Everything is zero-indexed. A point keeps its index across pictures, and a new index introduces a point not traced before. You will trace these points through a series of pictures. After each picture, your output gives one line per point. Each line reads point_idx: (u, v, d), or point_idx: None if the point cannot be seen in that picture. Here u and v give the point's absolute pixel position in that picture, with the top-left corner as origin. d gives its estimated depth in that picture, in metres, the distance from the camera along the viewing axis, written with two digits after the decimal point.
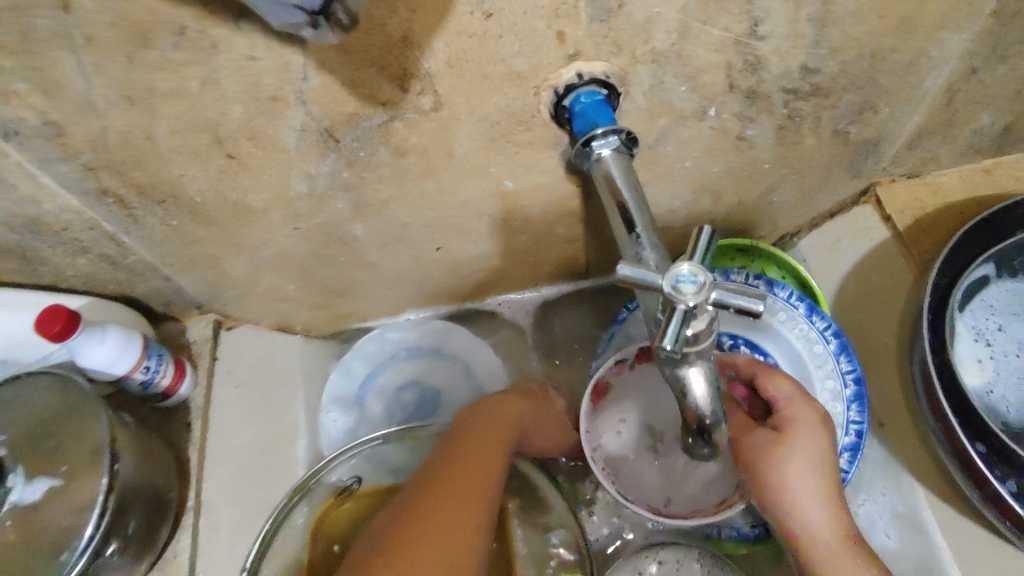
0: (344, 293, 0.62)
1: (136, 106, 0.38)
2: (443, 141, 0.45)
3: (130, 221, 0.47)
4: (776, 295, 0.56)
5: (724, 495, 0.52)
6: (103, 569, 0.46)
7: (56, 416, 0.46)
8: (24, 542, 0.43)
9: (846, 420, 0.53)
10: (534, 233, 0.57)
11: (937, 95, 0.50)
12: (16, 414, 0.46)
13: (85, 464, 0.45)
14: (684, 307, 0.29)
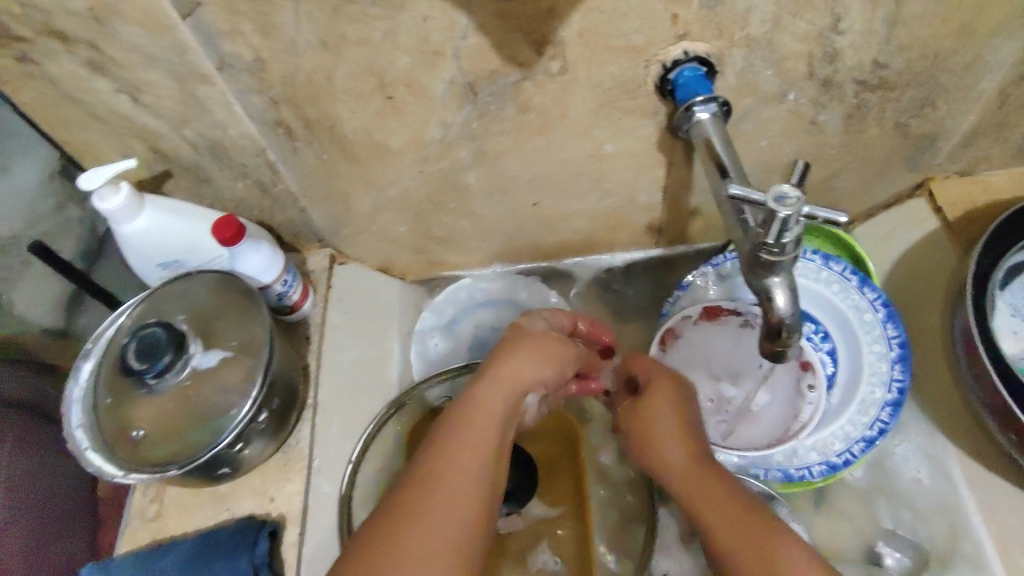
0: (444, 241, 0.70)
1: (327, 51, 0.48)
2: (561, 103, 0.54)
3: (290, 152, 0.56)
4: (831, 269, 0.63)
5: (774, 434, 0.60)
6: (250, 440, 0.54)
7: (225, 309, 0.55)
8: (196, 405, 0.52)
9: (890, 380, 0.59)
10: (619, 197, 0.64)
11: (992, 97, 0.57)
12: (191, 302, 0.55)
13: (248, 352, 0.54)
14: (785, 216, 0.35)
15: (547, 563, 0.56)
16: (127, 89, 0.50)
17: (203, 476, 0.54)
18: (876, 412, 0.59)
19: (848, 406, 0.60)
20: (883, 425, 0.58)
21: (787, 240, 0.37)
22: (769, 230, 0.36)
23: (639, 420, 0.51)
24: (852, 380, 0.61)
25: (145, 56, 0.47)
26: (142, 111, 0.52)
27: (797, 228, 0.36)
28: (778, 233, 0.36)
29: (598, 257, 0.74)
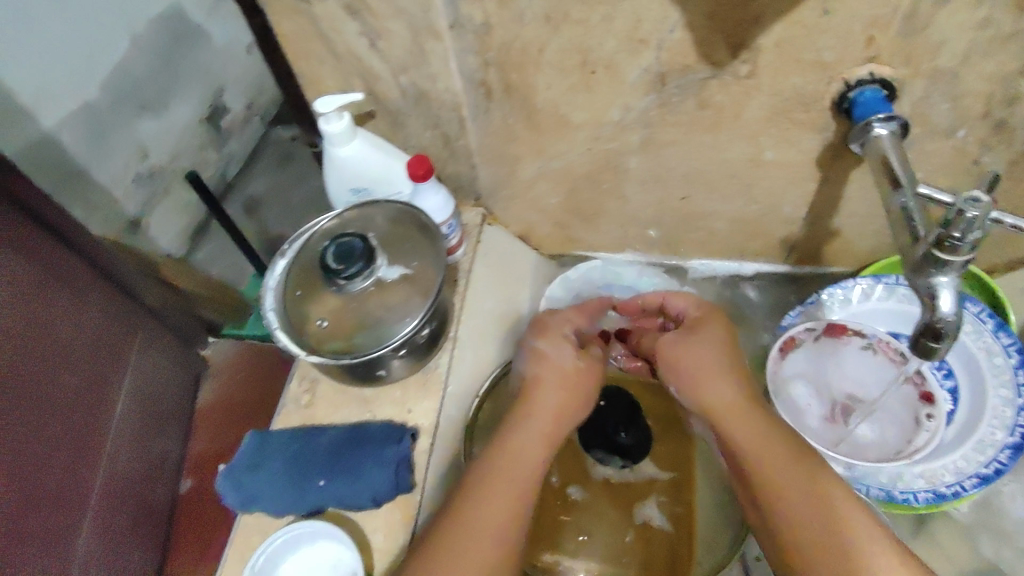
0: (588, 219, 0.75)
1: (548, 25, 0.54)
2: (738, 105, 0.58)
3: (482, 111, 0.63)
4: (967, 309, 0.65)
5: (891, 451, 0.61)
6: (410, 352, 0.61)
7: (409, 234, 0.63)
8: (374, 310, 0.59)
9: (1016, 424, 0.60)
10: (764, 205, 0.68)
11: None
12: (380, 224, 0.63)
13: (423, 276, 0.61)
14: (971, 217, 0.39)
15: (651, 519, 0.61)
16: (368, 33, 0.57)
17: (362, 373, 0.60)
18: (994, 453, 0.60)
19: (964, 442, 0.61)
20: (1000, 467, 0.59)
21: (968, 242, 0.40)
22: (955, 227, 0.40)
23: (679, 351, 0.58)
24: (972, 419, 0.62)
25: (395, 7, 0.54)
26: (373, 55, 0.59)
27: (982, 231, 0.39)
28: (964, 235, 0.39)
29: (727, 263, 0.78)
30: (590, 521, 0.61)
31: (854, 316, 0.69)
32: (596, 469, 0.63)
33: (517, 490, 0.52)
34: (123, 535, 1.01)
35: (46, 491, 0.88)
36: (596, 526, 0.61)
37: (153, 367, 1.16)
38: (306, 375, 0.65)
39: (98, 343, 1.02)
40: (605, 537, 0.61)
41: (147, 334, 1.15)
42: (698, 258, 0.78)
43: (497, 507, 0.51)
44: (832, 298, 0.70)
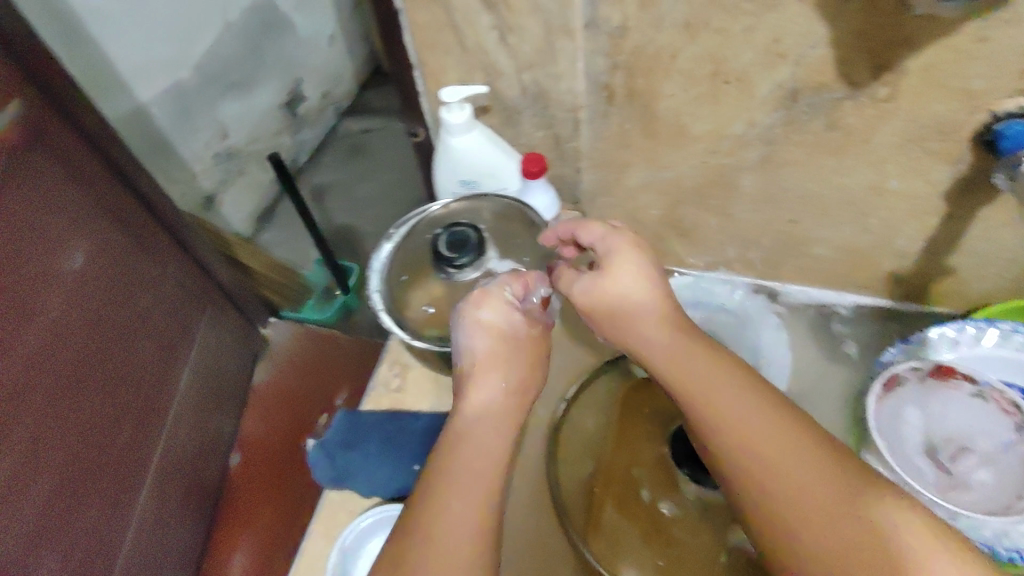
0: (686, 233, 0.74)
1: (686, 32, 0.53)
2: (869, 129, 0.56)
3: (599, 115, 0.63)
4: None
5: (1001, 505, 0.57)
6: None
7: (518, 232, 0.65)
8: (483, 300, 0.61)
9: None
10: (876, 236, 0.66)
11: None
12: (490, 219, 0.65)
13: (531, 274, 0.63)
14: None
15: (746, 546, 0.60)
16: (501, 27, 0.57)
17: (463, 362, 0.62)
18: None
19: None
20: None
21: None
22: None
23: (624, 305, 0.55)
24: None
25: (534, 3, 0.54)
26: (501, 50, 0.60)
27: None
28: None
29: (824, 292, 0.75)
30: (683, 541, 0.60)
31: (964, 359, 0.66)
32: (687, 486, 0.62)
33: (485, 455, 0.49)
34: (178, 502, 1.02)
35: (114, 450, 0.90)
36: (687, 545, 0.60)
37: (216, 342, 1.18)
38: (397, 360, 0.65)
39: (170, 313, 1.05)
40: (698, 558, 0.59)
41: (212, 312, 1.17)
42: (794, 284, 0.76)
43: (467, 475, 0.48)
44: (941, 339, 0.67)
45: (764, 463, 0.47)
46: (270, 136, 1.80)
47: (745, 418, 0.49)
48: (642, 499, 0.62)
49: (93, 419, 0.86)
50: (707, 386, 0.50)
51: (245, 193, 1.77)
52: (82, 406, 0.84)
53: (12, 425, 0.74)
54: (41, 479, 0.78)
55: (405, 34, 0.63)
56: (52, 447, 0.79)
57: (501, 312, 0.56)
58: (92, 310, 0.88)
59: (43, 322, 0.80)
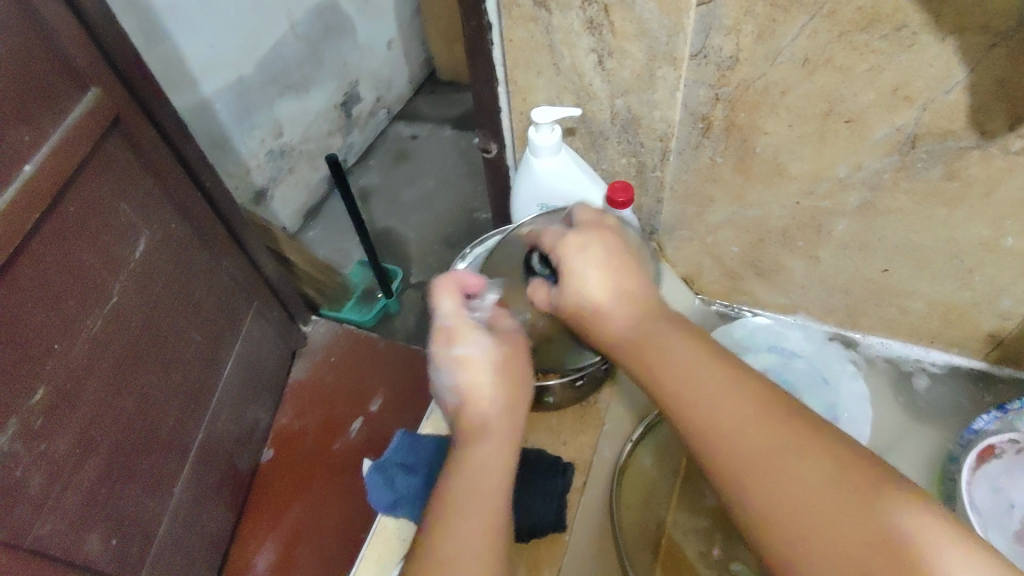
0: (765, 274, 0.70)
1: (803, 67, 0.50)
2: (991, 183, 0.52)
3: (690, 147, 0.61)
4: None
5: None
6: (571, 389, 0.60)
7: None
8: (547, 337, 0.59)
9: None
10: (977, 294, 0.61)
11: None
12: None
13: None
14: None
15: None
16: (602, 51, 0.56)
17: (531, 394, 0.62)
18: None
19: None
20: None
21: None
22: None
23: (576, 288, 0.53)
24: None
25: (642, 28, 0.53)
26: (598, 74, 0.58)
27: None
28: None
29: (909, 347, 0.70)
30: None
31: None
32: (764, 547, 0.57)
33: (488, 465, 0.48)
34: (212, 492, 1.01)
35: (160, 435, 0.90)
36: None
37: (259, 336, 1.18)
38: None
39: (220, 304, 1.05)
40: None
41: (258, 306, 1.17)
42: (876, 336, 0.71)
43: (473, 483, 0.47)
44: None
45: (762, 455, 0.41)
46: (323, 135, 1.82)
47: (733, 414, 0.44)
48: (712, 555, 0.57)
49: (143, 402, 0.86)
50: (686, 380, 0.46)
51: (295, 190, 1.78)
52: (136, 389, 0.84)
53: (72, 401, 0.74)
54: (93, 459, 0.77)
55: (496, 51, 0.62)
56: (105, 427, 0.79)
57: (473, 342, 0.55)
58: (152, 296, 0.88)
59: (110, 303, 0.80)
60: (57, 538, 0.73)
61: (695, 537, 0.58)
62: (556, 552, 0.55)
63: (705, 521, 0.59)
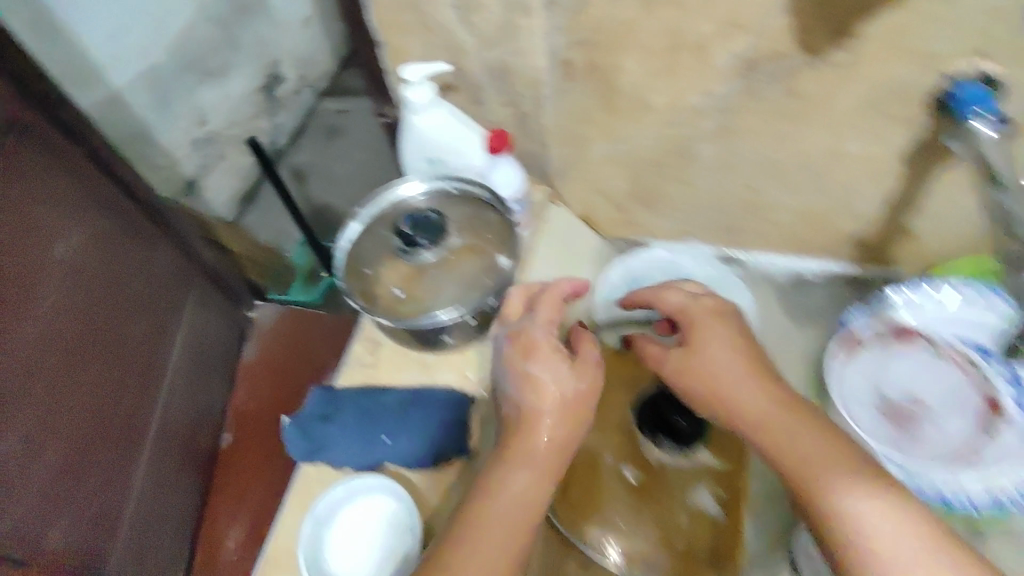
0: (650, 203, 0.75)
1: (644, 5, 0.54)
2: (830, 95, 0.56)
3: (560, 91, 0.64)
4: None
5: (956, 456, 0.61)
6: (467, 332, 0.63)
7: (470, 222, 0.64)
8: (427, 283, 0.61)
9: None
10: (834, 198, 0.67)
11: None
12: (451, 209, 0.65)
13: (478, 256, 0.62)
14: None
15: (705, 505, 0.63)
16: (462, 6, 0.58)
17: (428, 338, 0.62)
18: None
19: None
20: None
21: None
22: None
23: (702, 372, 0.55)
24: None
25: None
26: (464, 29, 0.61)
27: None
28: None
29: (786, 258, 0.77)
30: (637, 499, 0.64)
31: (926, 321, 0.67)
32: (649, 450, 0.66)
33: (521, 501, 0.48)
34: (177, 473, 1.03)
35: (116, 425, 0.92)
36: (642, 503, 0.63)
37: (203, 320, 1.18)
38: (369, 337, 0.67)
39: (161, 291, 1.06)
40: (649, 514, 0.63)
41: (198, 292, 1.16)
42: (757, 251, 0.77)
43: (492, 527, 0.46)
44: (912, 299, 0.67)
45: (870, 510, 0.46)
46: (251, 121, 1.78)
47: (798, 444, 0.49)
48: (605, 463, 0.66)
49: (94, 392, 0.88)
50: (782, 437, 0.50)
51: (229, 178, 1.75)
52: (82, 383, 0.86)
53: (17, 401, 0.76)
54: (49, 452, 0.80)
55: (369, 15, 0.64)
56: (57, 422, 0.82)
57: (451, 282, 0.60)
58: (87, 292, 0.89)
59: (44, 303, 0.82)
60: (24, 529, 0.76)
61: (592, 451, 0.66)
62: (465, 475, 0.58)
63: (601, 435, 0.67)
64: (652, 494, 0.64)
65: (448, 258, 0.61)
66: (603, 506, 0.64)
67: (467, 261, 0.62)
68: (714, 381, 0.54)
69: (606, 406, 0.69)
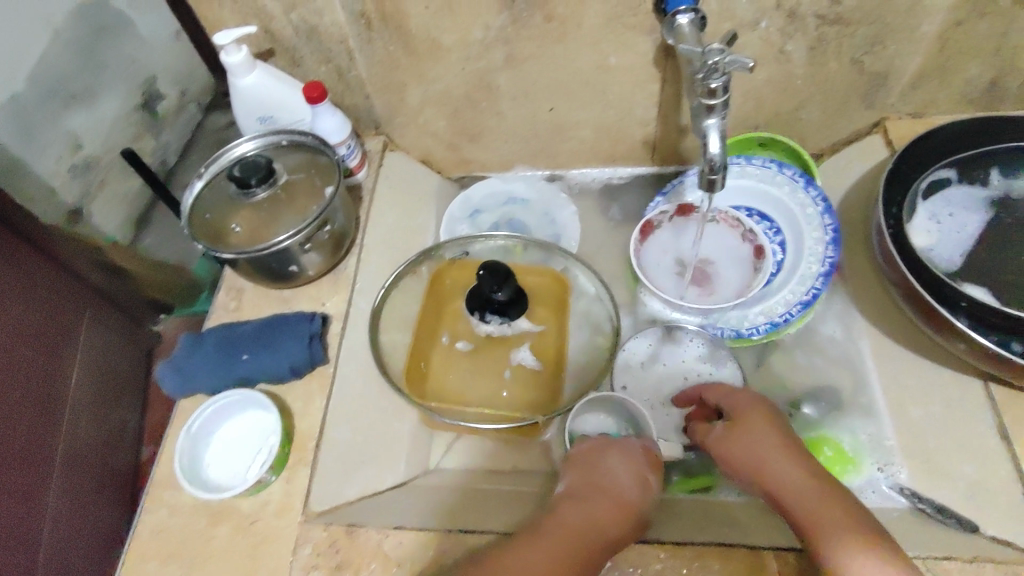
0: (475, 137, 0.85)
1: None
2: (577, 15, 0.68)
3: (365, 42, 0.73)
4: (782, 172, 0.77)
5: (737, 290, 0.74)
6: (306, 257, 0.70)
7: (300, 164, 0.72)
8: (264, 219, 0.69)
9: (824, 256, 0.72)
10: (618, 108, 0.79)
11: (935, 40, 0.67)
12: (283, 156, 0.73)
13: (307, 191, 0.70)
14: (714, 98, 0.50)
15: (525, 361, 0.74)
16: None
17: (277, 271, 0.69)
18: (812, 282, 0.71)
19: (791, 280, 0.73)
20: (816, 290, 0.70)
21: (718, 85, 0.49)
22: (714, 80, 0.49)
23: (734, 437, 0.58)
24: (796, 260, 0.74)
25: None
26: None
27: (716, 58, 0.48)
28: (708, 78, 0.49)
29: (598, 171, 0.90)
30: (471, 368, 0.73)
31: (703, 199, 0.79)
32: (478, 326, 0.74)
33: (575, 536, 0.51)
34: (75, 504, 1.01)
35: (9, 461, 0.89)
36: (475, 371, 0.73)
37: (103, 342, 1.12)
38: (232, 286, 0.75)
39: (47, 320, 0.99)
40: (483, 380, 0.73)
41: (91, 314, 1.09)
42: (574, 169, 0.90)
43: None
44: (688, 180, 0.80)
45: (827, 530, 0.49)
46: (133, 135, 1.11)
47: (809, 496, 0.52)
48: (442, 344, 0.75)
49: None
50: (755, 459, 0.56)
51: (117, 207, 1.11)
52: None
53: None
54: None
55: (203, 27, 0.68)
56: None
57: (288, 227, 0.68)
58: None
59: None
60: None
61: (431, 336, 0.75)
62: (326, 382, 0.67)
63: (440, 324, 0.76)
64: (483, 363, 0.74)
65: (280, 195, 0.69)
66: (444, 381, 0.73)
67: (297, 195, 0.70)
68: (744, 446, 0.56)
69: (446, 304, 0.77)
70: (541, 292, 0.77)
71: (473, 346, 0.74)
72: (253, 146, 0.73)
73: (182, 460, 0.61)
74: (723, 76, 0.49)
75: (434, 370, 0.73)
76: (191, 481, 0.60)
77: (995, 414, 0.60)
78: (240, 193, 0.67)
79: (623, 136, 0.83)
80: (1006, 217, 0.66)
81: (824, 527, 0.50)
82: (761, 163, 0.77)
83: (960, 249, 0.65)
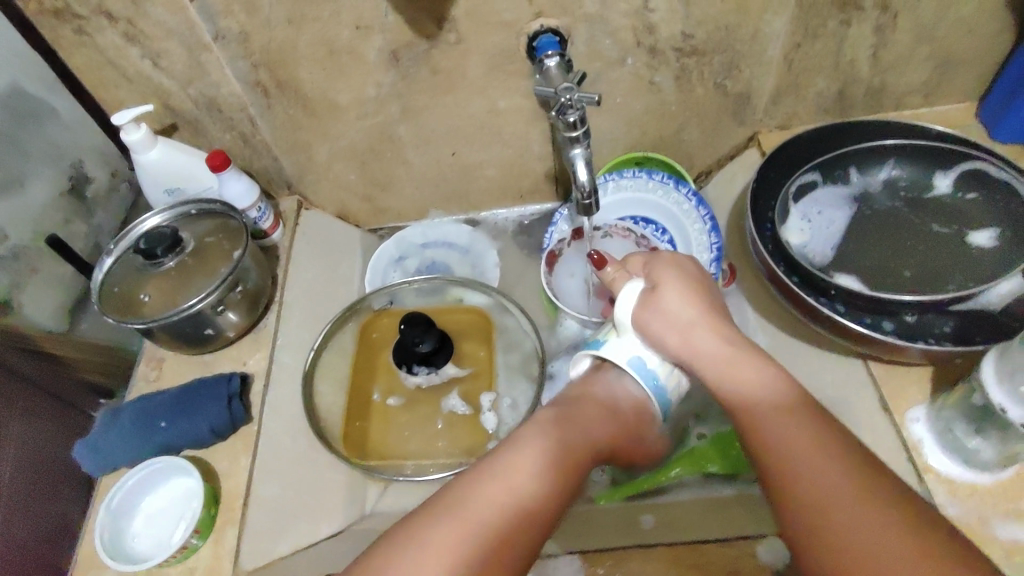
0: (387, 187, 0.88)
1: (292, 26, 0.67)
2: (462, 66, 0.73)
3: (265, 108, 0.76)
4: (652, 177, 0.82)
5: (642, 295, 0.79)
6: (221, 319, 0.71)
7: (210, 231, 0.74)
8: (172, 285, 0.70)
9: (711, 244, 0.79)
10: (517, 147, 0.84)
11: (782, 61, 0.74)
12: (193, 226, 0.75)
13: (217, 255, 0.72)
14: (575, 130, 0.59)
15: (456, 408, 0.75)
16: (149, 54, 0.70)
17: (193, 335, 0.71)
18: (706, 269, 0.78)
19: None
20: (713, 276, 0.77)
21: (575, 119, 0.58)
22: (571, 116, 0.58)
23: (687, 330, 0.58)
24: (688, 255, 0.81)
25: (165, 29, 0.67)
26: (160, 73, 0.72)
27: (568, 96, 0.57)
28: (565, 114, 0.57)
29: (507, 212, 0.94)
30: (408, 421, 0.75)
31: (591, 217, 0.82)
32: (408, 380, 0.76)
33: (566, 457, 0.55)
34: None
35: None
36: (410, 424, 0.75)
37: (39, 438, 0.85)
38: (151, 356, 0.75)
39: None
40: (421, 429, 0.74)
41: (26, 412, 0.83)
42: (485, 210, 0.93)
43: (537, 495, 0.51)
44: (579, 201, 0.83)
45: (836, 497, 0.46)
46: (60, 225, 0.86)
47: (817, 459, 0.48)
48: (375, 402, 0.76)
49: None
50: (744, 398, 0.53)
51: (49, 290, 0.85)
52: None
53: None
54: None
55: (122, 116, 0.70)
56: None
57: (199, 289, 0.70)
58: None
59: None
60: None
61: (362, 396, 0.77)
62: (250, 441, 0.67)
63: (372, 382, 0.78)
64: (418, 412, 0.75)
65: (188, 261, 0.71)
66: (382, 441, 0.74)
67: (205, 260, 0.72)
68: (670, 323, 0.58)
69: (377, 355, 0.80)
70: (467, 332, 0.80)
71: (406, 398, 0.76)
72: (165, 220, 0.75)
73: (103, 536, 0.61)
74: (578, 111, 0.57)
75: (372, 428, 0.75)
76: (114, 556, 0.61)
77: (877, 391, 0.64)
78: (150, 260, 0.70)
79: (526, 172, 0.88)
80: (865, 209, 0.72)
81: (802, 476, 0.47)
82: (632, 175, 0.83)
83: (829, 243, 0.71)
